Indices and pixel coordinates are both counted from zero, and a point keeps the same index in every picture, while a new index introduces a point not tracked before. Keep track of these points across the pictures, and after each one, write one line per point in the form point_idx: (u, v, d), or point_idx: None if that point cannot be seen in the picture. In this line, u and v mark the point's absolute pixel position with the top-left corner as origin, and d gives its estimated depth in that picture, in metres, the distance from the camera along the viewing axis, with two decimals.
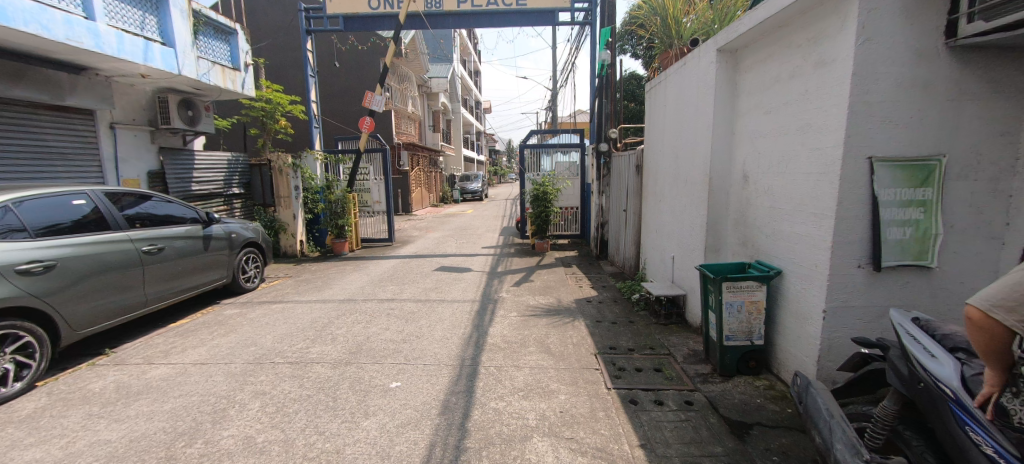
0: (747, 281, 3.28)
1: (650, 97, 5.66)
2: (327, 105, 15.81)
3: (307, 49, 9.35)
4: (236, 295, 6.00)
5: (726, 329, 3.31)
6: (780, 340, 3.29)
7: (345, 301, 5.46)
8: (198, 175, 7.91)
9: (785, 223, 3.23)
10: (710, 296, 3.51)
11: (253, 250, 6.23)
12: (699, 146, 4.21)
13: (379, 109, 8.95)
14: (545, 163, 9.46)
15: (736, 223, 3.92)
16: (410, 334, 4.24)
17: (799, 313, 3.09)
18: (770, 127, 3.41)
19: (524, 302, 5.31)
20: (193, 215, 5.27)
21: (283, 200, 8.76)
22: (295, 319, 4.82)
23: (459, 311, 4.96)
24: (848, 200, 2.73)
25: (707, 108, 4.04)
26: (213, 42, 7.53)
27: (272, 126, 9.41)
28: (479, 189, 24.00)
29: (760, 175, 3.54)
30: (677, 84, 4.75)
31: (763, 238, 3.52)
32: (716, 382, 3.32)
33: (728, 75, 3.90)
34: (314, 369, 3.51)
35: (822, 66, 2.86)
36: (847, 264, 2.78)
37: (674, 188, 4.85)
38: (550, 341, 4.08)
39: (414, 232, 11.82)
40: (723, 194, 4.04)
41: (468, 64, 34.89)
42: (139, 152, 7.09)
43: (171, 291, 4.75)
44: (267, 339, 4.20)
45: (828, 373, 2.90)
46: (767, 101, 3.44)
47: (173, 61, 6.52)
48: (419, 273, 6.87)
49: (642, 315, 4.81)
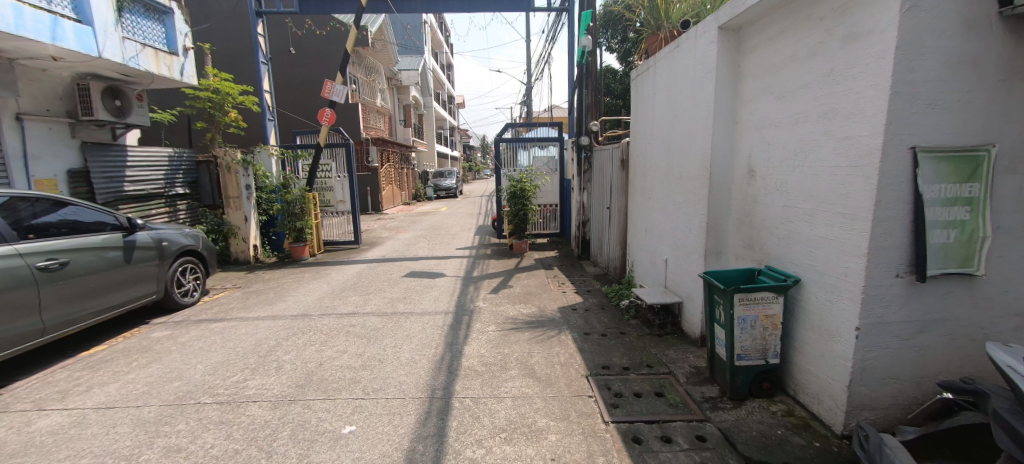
0: (762, 291, 2.80)
1: (635, 85, 5.22)
2: (287, 98, 14.79)
3: (258, 33, 8.48)
4: (172, 311, 5.24)
5: (738, 348, 2.85)
6: (799, 358, 2.84)
7: (299, 316, 4.78)
8: (131, 174, 7.07)
9: (802, 224, 2.78)
10: (717, 309, 3.04)
11: (191, 259, 5.49)
12: (696, 137, 3.76)
13: (339, 100, 8.18)
14: (523, 158, 8.92)
15: (740, 223, 3.48)
16: (371, 359, 3.64)
17: (821, 330, 2.65)
18: (783, 114, 2.94)
19: (504, 313, 4.77)
20: (111, 220, 4.55)
21: (233, 201, 7.85)
22: (236, 342, 4.14)
23: (431, 325, 4.38)
24: (887, 199, 2.27)
25: (707, 94, 3.57)
26: (145, 21, 6.66)
27: (221, 119, 8.48)
28: (453, 186, 23.36)
29: (770, 169, 3.10)
30: (669, 68, 4.27)
31: (773, 240, 3.07)
32: (727, 409, 2.85)
33: (730, 57, 3.42)
34: (249, 412, 2.88)
35: (852, 41, 2.39)
36: (883, 273, 2.33)
37: (665, 184, 4.41)
38: (534, 362, 3.55)
39: (384, 232, 11.10)
40: (725, 191, 3.60)
41: (440, 57, 33.91)
42: (56, 147, 6.21)
43: (80, 314, 4.06)
44: (196, 372, 3.53)
45: (860, 402, 2.48)
46: (778, 84, 2.98)
47: (90, 41, 5.68)
48: (386, 280, 6.24)
49: (633, 325, 4.35)
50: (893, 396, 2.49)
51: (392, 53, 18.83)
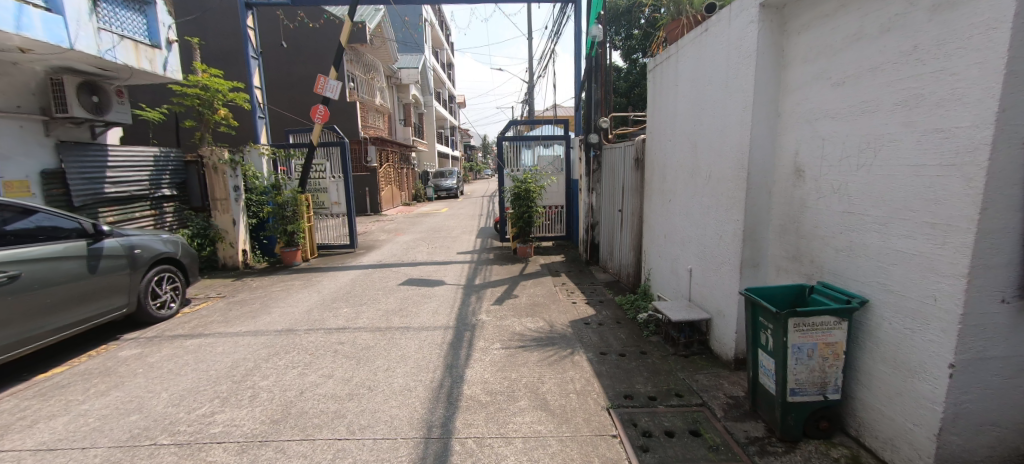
0: (822, 316, 2.34)
1: (653, 77, 4.75)
2: (282, 96, 14.35)
3: (247, 26, 8.03)
4: (146, 325, 4.80)
5: (792, 382, 2.40)
6: (864, 393, 2.39)
7: (283, 332, 4.33)
8: (112, 175, 6.63)
9: (871, 235, 2.31)
10: (763, 333, 2.58)
11: (169, 268, 5.06)
12: (730, 132, 3.30)
13: (334, 96, 7.73)
14: (527, 158, 8.48)
15: (783, 231, 3.03)
16: (359, 386, 3.18)
17: (896, 364, 2.19)
18: (842, 103, 2.49)
19: (509, 328, 4.32)
20: (74, 226, 4.09)
21: (220, 203, 7.37)
22: (210, 364, 3.69)
23: (428, 343, 3.94)
24: (996, 206, 1.82)
25: (744, 83, 3.10)
26: (123, 11, 6.23)
27: (209, 118, 7.96)
28: (454, 186, 22.96)
29: (824, 169, 2.64)
30: (695, 56, 3.81)
31: (828, 251, 2.62)
32: (779, 455, 2.38)
33: (773, 39, 2.96)
34: (211, 457, 2.44)
35: (944, 12, 1.93)
36: (987, 298, 1.88)
37: (690, 186, 3.95)
38: (545, 390, 3.10)
39: (382, 235, 10.64)
40: (764, 194, 3.14)
41: (441, 55, 33.57)
42: (28, 146, 5.76)
43: (35, 333, 3.63)
44: (159, 402, 3.08)
45: (950, 455, 2.03)
46: (836, 68, 2.52)
47: (61, 31, 5.24)
48: (381, 289, 5.79)
49: (655, 344, 3.89)
50: (989, 446, 2.04)
51: (391, 50, 18.42)
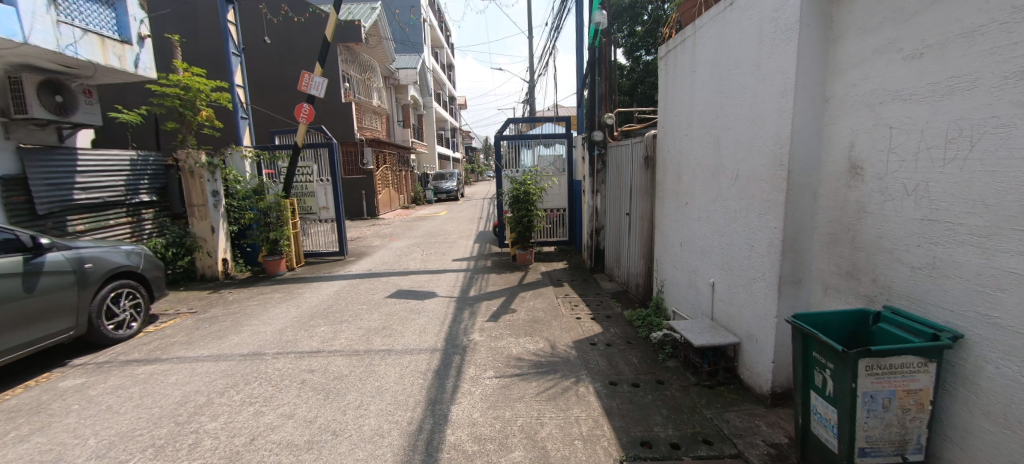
0: (903, 356, 1.80)
1: (666, 65, 4.22)
2: (275, 97, 13.93)
3: (228, 21, 7.55)
4: (101, 348, 4.30)
5: (862, 439, 1.86)
6: (956, 454, 1.85)
7: (249, 357, 3.82)
8: (83, 180, 6.15)
9: (964, 251, 1.77)
10: (820, 374, 2.04)
11: (129, 283, 4.55)
12: (764, 122, 2.75)
13: (319, 94, 7.19)
14: (527, 158, 7.96)
15: (833, 242, 2.48)
16: (322, 430, 2.67)
17: (1007, 423, 1.65)
18: (918, 81, 1.95)
19: (505, 350, 3.79)
20: (11, 239, 3.63)
21: (198, 209, 6.88)
22: (156, 399, 3.17)
23: (411, 371, 3.42)
24: None
25: (783, 61, 2.56)
26: (88, 4, 5.77)
27: (191, 119, 7.42)
28: (454, 189, 22.44)
29: (891, 164, 2.09)
30: (717, 36, 3.28)
31: (898, 270, 2.07)
32: None
33: (820, 7, 2.42)
34: None
35: None
36: None
37: (713, 187, 3.40)
38: (545, 435, 2.57)
39: (375, 241, 10.12)
40: (808, 197, 2.60)
41: (441, 57, 33.11)
42: None
43: None
44: (81, 452, 2.57)
45: None
46: (910, 35, 1.98)
47: (13, 24, 4.76)
48: (366, 303, 5.28)
49: (673, 371, 3.35)
50: None
51: (388, 50, 17.97)
